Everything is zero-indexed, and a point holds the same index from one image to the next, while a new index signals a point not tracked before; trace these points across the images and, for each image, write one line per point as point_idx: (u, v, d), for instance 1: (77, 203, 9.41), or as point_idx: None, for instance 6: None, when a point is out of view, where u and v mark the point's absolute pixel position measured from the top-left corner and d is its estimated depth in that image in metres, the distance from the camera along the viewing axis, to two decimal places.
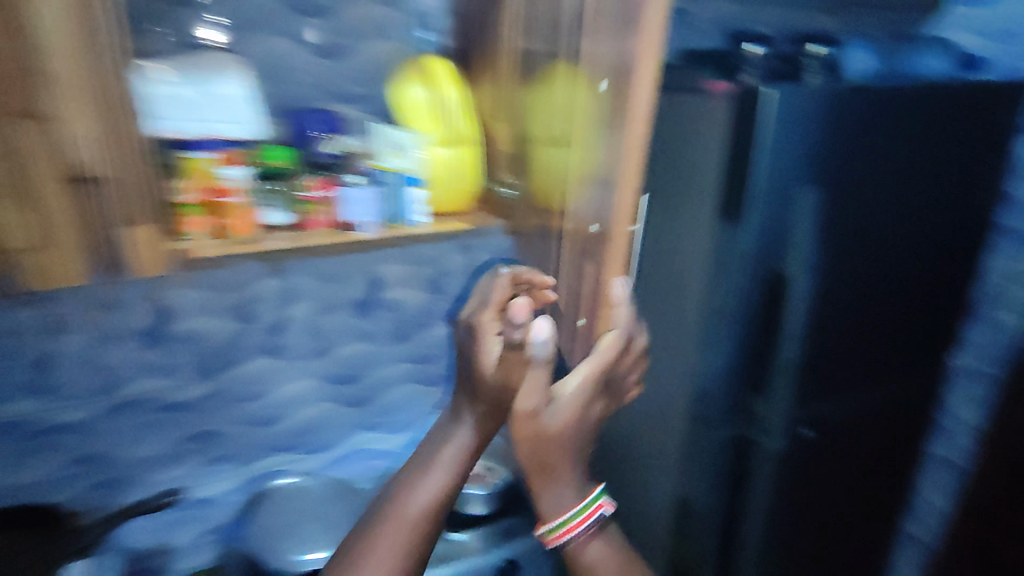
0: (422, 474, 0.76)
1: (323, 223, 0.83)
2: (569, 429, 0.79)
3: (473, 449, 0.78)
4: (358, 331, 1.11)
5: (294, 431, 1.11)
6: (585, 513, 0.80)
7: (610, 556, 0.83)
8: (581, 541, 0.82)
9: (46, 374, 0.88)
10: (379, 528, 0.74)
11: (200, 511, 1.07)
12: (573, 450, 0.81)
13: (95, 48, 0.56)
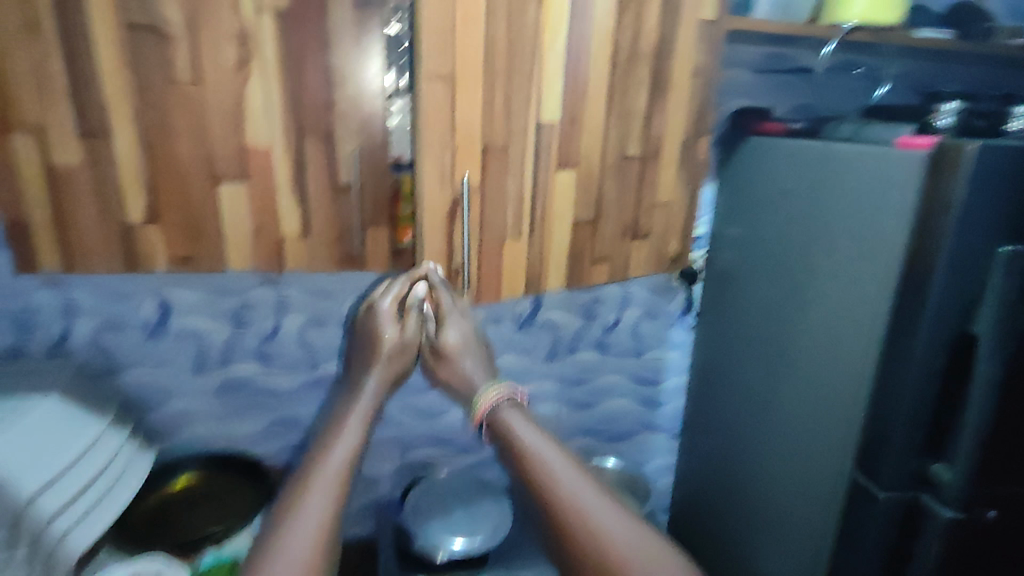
0: (337, 440, 0.87)
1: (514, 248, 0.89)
2: (466, 354, 0.99)
3: (365, 414, 0.92)
4: (516, 345, 1.18)
5: (447, 428, 1.22)
6: (493, 394, 0.95)
7: (528, 419, 0.92)
8: (503, 412, 0.94)
9: (271, 344, 1.07)
10: (306, 486, 0.79)
11: (364, 487, 1.21)
12: (477, 357, 1.01)
13: (365, 89, 0.74)
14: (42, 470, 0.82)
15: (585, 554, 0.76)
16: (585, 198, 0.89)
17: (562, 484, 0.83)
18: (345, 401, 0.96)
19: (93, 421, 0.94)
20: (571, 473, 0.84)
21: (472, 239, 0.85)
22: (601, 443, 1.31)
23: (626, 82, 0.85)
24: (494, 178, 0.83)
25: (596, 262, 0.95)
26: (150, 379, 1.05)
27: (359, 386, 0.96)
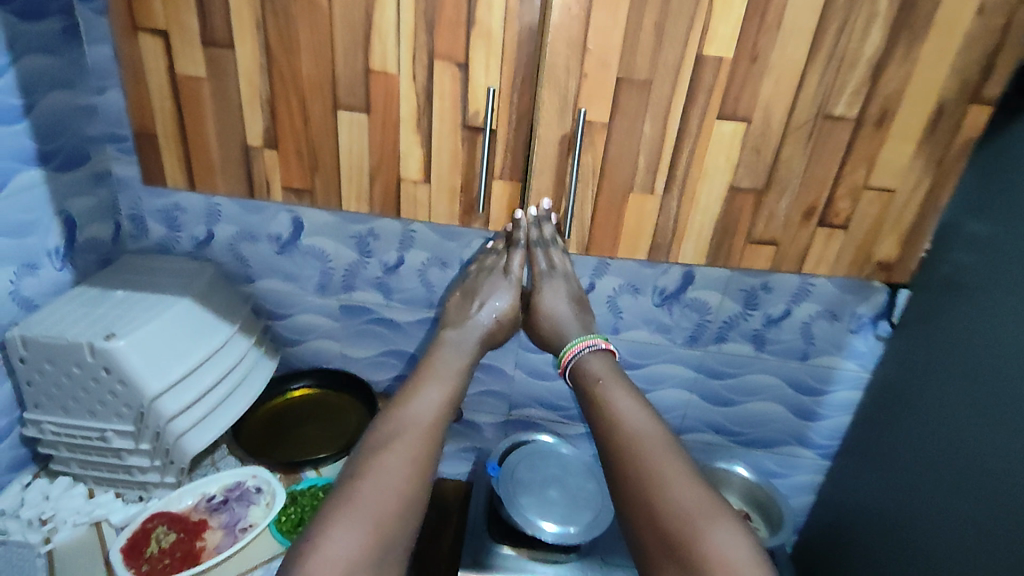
0: (427, 386, 0.76)
1: (662, 215, 0.73)
2: (569, 315, 0.87)
3: (461, 360, 0.83)
4: (653, 322, 1.02)
5: (561, 394, 1.12)
6: (582, 341, 0.83)
7: (614, 370, 0.79)
8: (587, 359, 0.81)
9: (392, 275, 1.02)
10: (396, 435, 0.69)
11: (469, 431, 1.18)
12: (582, 320, 0.87)
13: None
14: (168, 371, 0.86)
15: (655, 516, 0.64)
16: (757, 167, 0.70)
17: (639, 439, 0.70)
18: (439, 341, 0.86)
19: (221, 327, 0.96)
20: (652, 430, 0.71)
21: (589, 187, 0.70)
22: (732, 444, 1.14)
23: (858, 13, 0.61)
24: (632, 123, 0.66)
25: (760, 244, 0.75)
26: (279, 290, 1.05)
27: (463, 330, 0.86)
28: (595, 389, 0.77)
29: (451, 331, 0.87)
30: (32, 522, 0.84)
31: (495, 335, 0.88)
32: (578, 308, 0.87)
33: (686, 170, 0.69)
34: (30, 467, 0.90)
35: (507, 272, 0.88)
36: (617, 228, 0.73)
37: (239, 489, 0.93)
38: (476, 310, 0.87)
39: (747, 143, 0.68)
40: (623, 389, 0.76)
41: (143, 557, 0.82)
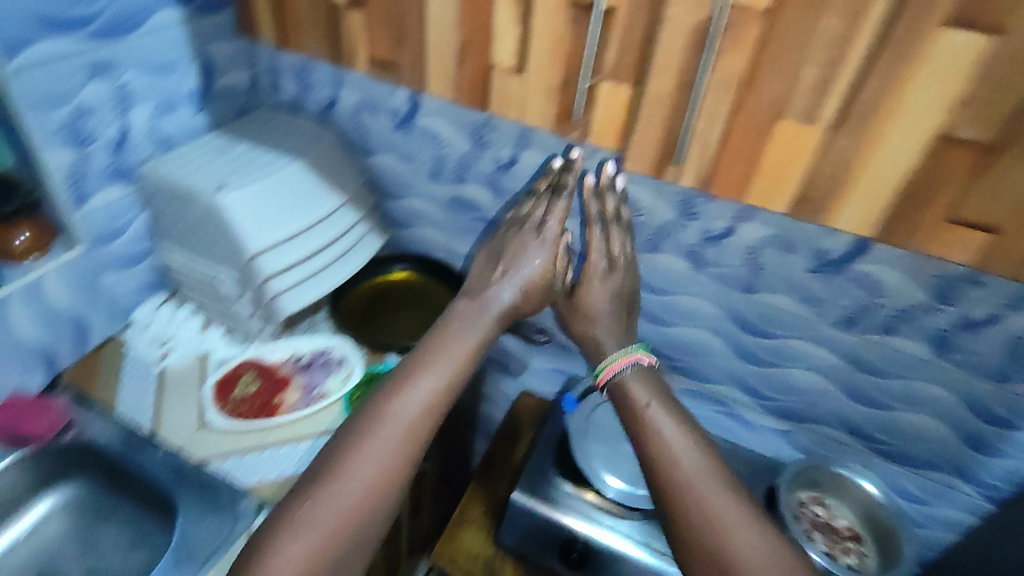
0: (429, 367, 0.69)
1: (810, 150, 0.63)
2: (605, 313, 0.83)
3: (472, 342, 0.74)
4: (797, 288, 0.82)
5: (672, 342, 0.97)
6: (625, 356, 0.77)
7: (661, 393, 0.72)
8: (629, 377, 0.74)
9: (503, 175, 0.92)
10: (378, 422, 0.63)
11: (562, 355, 1.10)
12: (618, 326, 0.82)
13: None
14: (271, 229, 0.88)
15: (708, 556, 0.60)
16: (990, 107, 0.54)
17: (683, 470, 0.64)
18: (460, 313, 0.78)
19: (328, 197, 0.94)
20: (697, 464, 0.65)
21: (727, 97, 0.63)
22: (864, 451, 0.94)
23: None
24: (800, 19, 0.56)
25: (963, 220, 0.61)
26: (393, 170, 1.01)
27: (485, 306, 0.79)
28: (641, 414, 0.70)
29: (472, 303, 0.79)
30: (154, 343, 0.96)
31: (514, 314, 0.81)
32: (621, 304, 0.83)
33: (855, 87, 0.58)
34: (162, 292, 1.02)
35: (546, 229, 0.83)
36: (750, 159, 0.66)
37: (324, 357, 0.96)
38: (508, 277, 0.81)
39: (984, 64, 0.52)
40: (666, 414, 0.69)
41: (231, 397, 0.89)
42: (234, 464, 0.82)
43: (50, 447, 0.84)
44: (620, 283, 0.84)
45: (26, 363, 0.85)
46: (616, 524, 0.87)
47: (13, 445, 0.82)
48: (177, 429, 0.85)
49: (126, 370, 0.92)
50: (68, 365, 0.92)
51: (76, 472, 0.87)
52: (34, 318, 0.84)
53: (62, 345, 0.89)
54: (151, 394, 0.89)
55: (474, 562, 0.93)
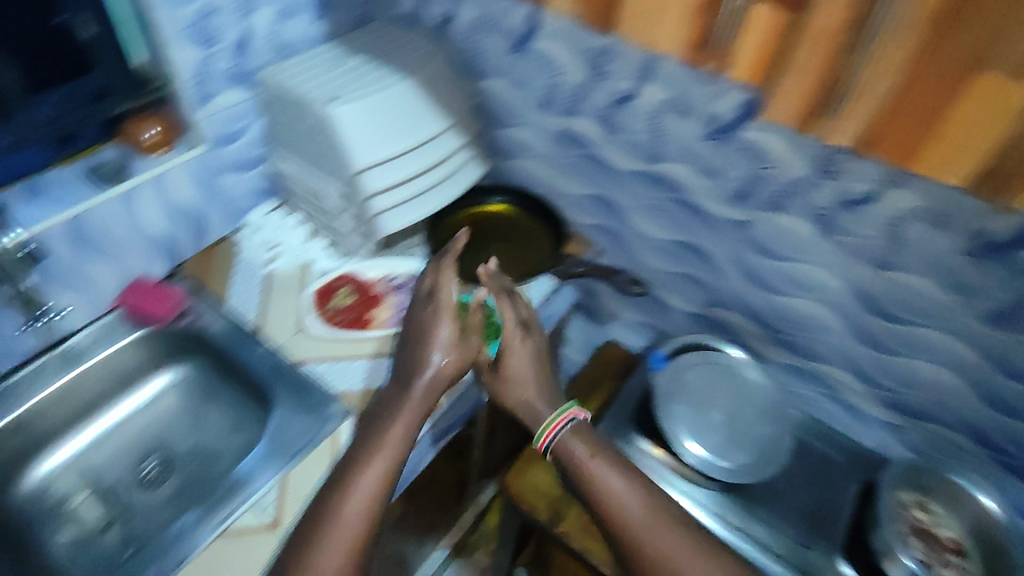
0: (368, 462, 0.69)
1: (969, 116, 0.57)
2: (529, 377, 0.78)
3: (408, 419, 0.72)
4: (944, 272, 0.71)
5: (779, 312, 0.90)
6: (558, 417, 0.75)
7: (598, 447, 0.74)
8: (567, 436, 0.74)
9: (620, 109, 0.87)
10: (326, 530, 0.64)
11: (655, 309, 1.05)
12: (541, 386, 0.78)
13: None
14: (377, 146, 0.87)
15: None
16: None
17: (631, 522, 0.69)
18: (391, 401, 0.74)
19: (435, 119, 0.92)
20: (642, 513, 0.70)
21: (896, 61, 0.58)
22: (989, 463, 0.83)
23: None
24: None
25: None
26: (502, 97, 0.98)
27: (410, 385, 0.74)
28: (585, 473, 0.72)
29: (396, 390, 0.75)
30: (264, 246, 1.00)
31: (438, 384, 0.74)
32: (541, 363, 0.79)
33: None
34: (272, 199, 1.06)
35: (442, 299, 0.79)
36: (916, 133, 0.62)
37: (417, 280, 0.96)
38: (426, 351, 0.75)
39: None
40: (606, 465, 0.72)
41: (329, 307, 0.92)
42: (326, 371, 0.86)
43: (168, 330, 0.91)
44: (535, 345, 0.80)
45: (153, 249, 0.92)
46: (689, 490, 0.85)
47: (140, 323, 0.91)
48: (278, 330, 0.90)
49: (239, 269, 0.98)
50: (188, 257, 0.98)
51: (188, 357, 0.94)
52: (161, 209, 0.90)
53: (183, 238, 0.96)
54: (258, 294, 0.94)
55: (540, 499, 0.94)
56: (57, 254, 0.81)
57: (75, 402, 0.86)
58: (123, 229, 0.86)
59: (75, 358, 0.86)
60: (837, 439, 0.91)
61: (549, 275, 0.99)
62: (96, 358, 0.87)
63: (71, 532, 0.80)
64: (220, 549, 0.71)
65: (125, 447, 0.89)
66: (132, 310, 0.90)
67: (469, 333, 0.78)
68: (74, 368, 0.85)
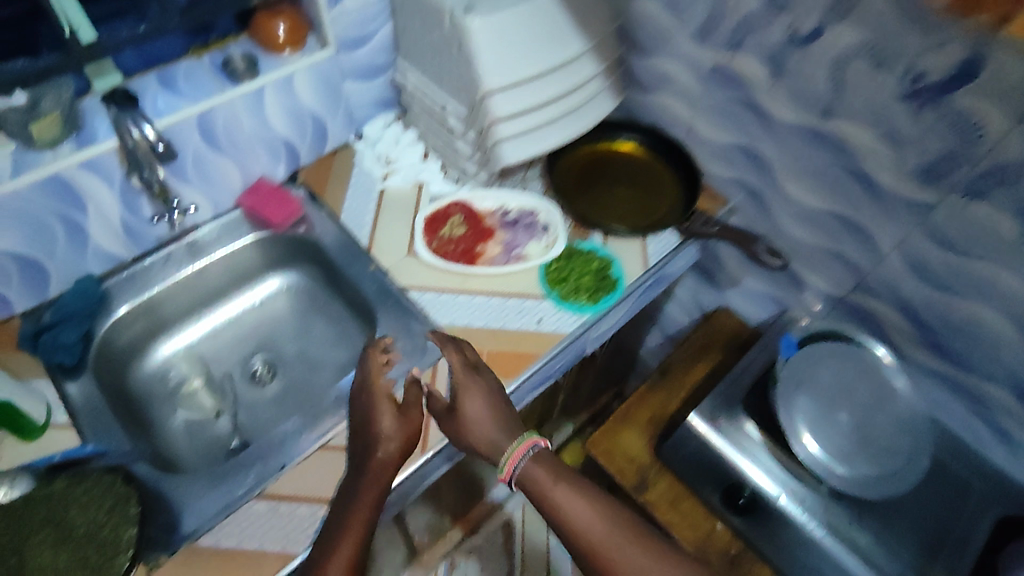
0: (335, 544, 0.62)
1: None
2: (484, 412, 0.70)
3: (370, 493, 0.64)
4: None
5: (939, 312, 0.77)
6: (518, 445, 0.68)
7: (555, 471, 0.67)
8: (529, 464, 0.68)
9: (796, 49, 0.74)
10: None
11: (785, 285, 0.94)
12: (502, 415, 0.71)
13: None
14: (510, 65, 0.79)
15: None
16: None
17: (602, 542, 0.63)
18: (349, 486, 0.66)
19: (576, 39, 0.82)
20: (609, 533, 0.64)
21: None
22: None
23: None
24: None
25: None
26: (654, 19, 0.86)
27: (366, 462, 0.66)
28: (545, 500, 0.66)
29: (350, 475, 0.66)
30: (379, 160, 0.97)
31: (388, 463, 0.66)
32: (491, 393, 0.72)
33: None
34: (391, 111, 1.02)
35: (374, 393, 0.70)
36: None
37: (531, 219, 0.90)
38: (369, 442, 0.67)
39: None
40: (571, 487, 0.66)
41: (439, 235, 0.88)
42: (432, 301, 0.83)
43: (285, 235, 0.92)
44: (478, 384, 0.73)
45: (273, 152, 0.91)
46: (763, 460, 0.82)
47: (258, 225, 0.91)
48: (388, 251, 0.88)
49: (354, 181, 0.96)
50: (307, 163, 0.97)
51: (300, 264, 0.95)
52: (283, 111, 0.88)
53: (302, 144, 0.94)
54: (371, 210, 0.92)
55: (627, 463, 0.91)
56: (185, 148, 0.81)
57: (197, 290, 0.90)
58: (247, 129, 0.85)
59: (200, 250, 0.88)
60: (977, 462, 0.83)
61: (672, 232, 0.90)
62: (218, 253, 0.89)
63: (186, 415, 0.85)
64: (321, 461, 0.71)
65: (236, 343, 0.92)
66: (252, 210, 0.91)
67: (410, 409, 0.70)
68: (198, 260, 0.88)
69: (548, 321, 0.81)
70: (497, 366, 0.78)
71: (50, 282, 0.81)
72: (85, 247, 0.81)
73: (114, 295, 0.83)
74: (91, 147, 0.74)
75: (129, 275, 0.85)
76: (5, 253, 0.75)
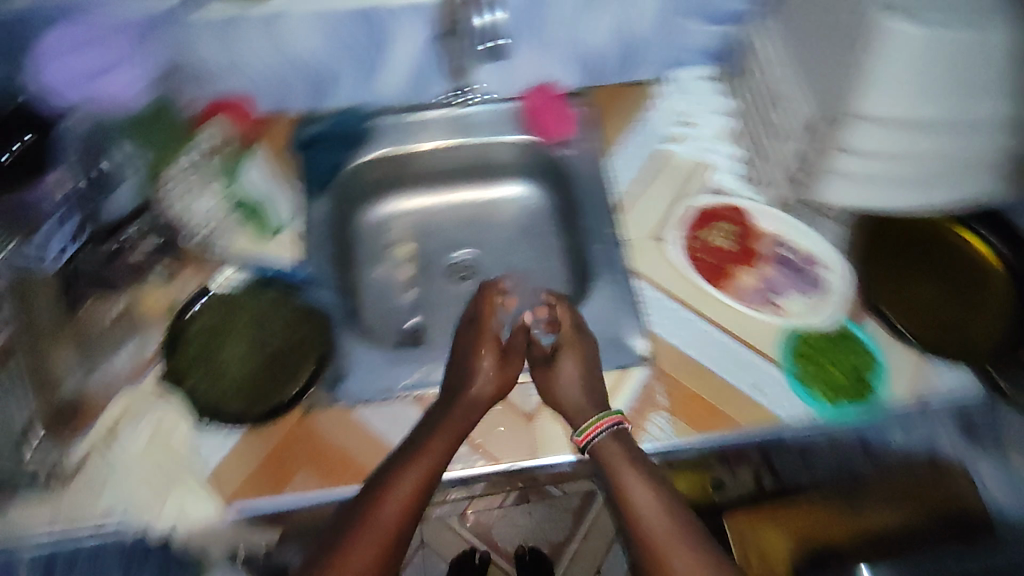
0: (412, 458, 0.61)
1: None
2: (580, 374, 0.67)
3: (456, 428, 0.63)
4: None
5: None
6: (597, 420, 0.63)
7: (636, 458, 0.62)
8: (606, 439, 0.63)
9: None
10: (371, 504, 0.58)
11: None
12: (593, 386, 0.66)
13: None
14: (911, 97, 0.63)
15: None
16: None
17: (660, 539, 0.59)
18: (433, 416, 0.65)
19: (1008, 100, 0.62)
20: (669, 527, 0.59)
21: None
22: None
23: None
24: None
25: None
26: None
27: (454, 405, 0.64)
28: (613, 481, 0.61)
29: (438, 408, 0.65)
30: (676, 117, 0.86)
31: (480, 402, 0.65)
32: (592, 360, 0.68)
33: None
34: (718, 66, 0.88)
35: (482, 328, 0.70)
36: None
37: (812, 270, 0.75)
38: (465, 378, 0.66)
39: None
40: (639, 476, 0.61)
41: (699, 235, 0.78)
42: (656, 301, 0.74)
43: (544, 150, 0.86)
44: (578, 348, 0.69)
45: (578, 61, 0.85)
46: None
47: (529, 130, 0.86)
48: (637, 223, 0.79)
49: (638, 128, 0.86)
50: (606, 84, 0.89)
51: (544, 180, 0.90)
52: (611, 26, 0.82)
53: (607, 61, 0.86)
54: (640, 169, 0.83)
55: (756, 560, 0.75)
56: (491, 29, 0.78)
57: (441, 163, 0.88)
58: (569, 27, 0.81)
59: (465, 127, 0.85)
60: None
61: (973, 375, 0.69)
62: (482, 138, 0.86)
63: (382, 271, 0.87)
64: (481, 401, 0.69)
65: (450, 226, 0.91)
66: (531, 112, 0.86)
67: (510, 356, 0.69)
68: (457, 137, 0.85)
69: (773, 395, 0.68)
70: (690, 409, 0.67)
71: (333, 96, 0.84)
72: (373, 80, 0.83)
73: (375, 133, 0.84)
74: None
75: (398, 122, 0.85)
76: (311, 58, 0.79)
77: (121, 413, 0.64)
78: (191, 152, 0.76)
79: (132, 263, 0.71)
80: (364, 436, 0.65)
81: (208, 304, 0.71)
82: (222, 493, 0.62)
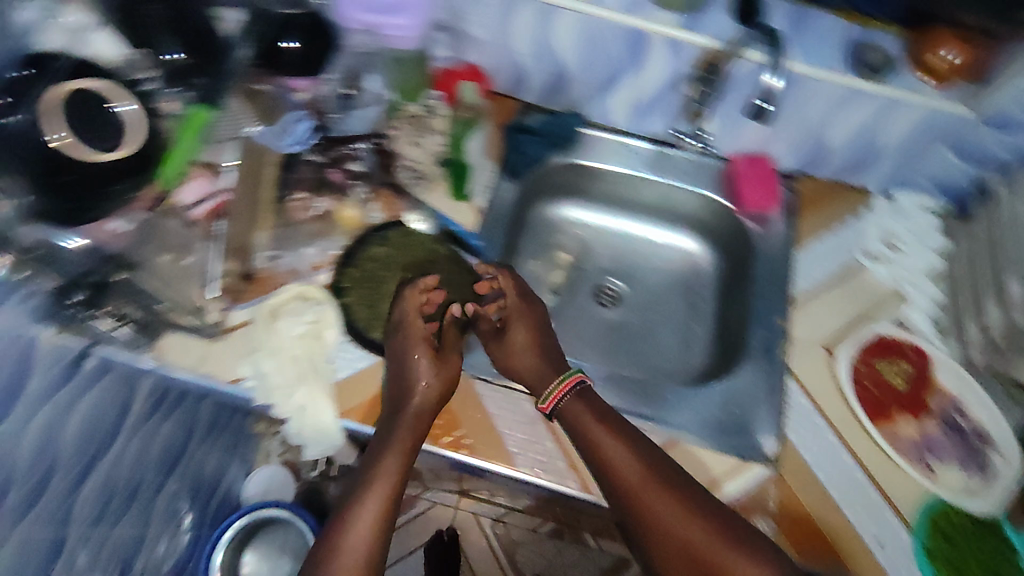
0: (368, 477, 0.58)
1: None
2: (531, 341, 0.72)
3: (410, 434, 0.61)
4: None
5: None
6: (562, 383, 0.66)
7: (604, 411, 0.64)
8: (572, 400, 0.65)
9: None
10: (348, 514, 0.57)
11: None
12: (545, 349, 0.72)
13: None
14: None
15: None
16: None
17: (652, 504, 0.57)
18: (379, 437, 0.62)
19: None
20: (651, 480, 0.58)
21: None
22: None
23: None
24: None
25: None
26: None
27: (400, 417, 0.62)
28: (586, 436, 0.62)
29: (385, 421, 0.62)
30: (884, 236, 0.82)
31: (427, 409, 0.63)
32: (539, 328, 0.74)
33: None
34: (944, 203, 0.84)
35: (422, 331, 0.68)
36: None
37: (979, 444, 0.69)
38: (404, 387, 0.63)
39: None
40: (613, 435, 0.61)
41: (871, 361, 0.73)
42: (799, 407, 0.71)
43: (737, 218, 0.85)
44: (525, 313, 0.74)
45: (806, 148, 0.84)
46: None
47: (728, 194, 0.85)
48: (807, 324, 0.76)
49: (842, 232, 0.83)
50: (820, 178, 0.87)
51: (725, 245, 0.88)
52: (857, 129, 0.79)
53: (835, 157, 0.83)
54: (830, 274, 0.79)
55: None
56: (738, 82, 0.78)
57: (631, 190, 0.90)
58: (816, 116, 0.79)
59: (665, 166, 0.86)
60: None
61: None
62: (676, 183, 0.86)
63: (537, 267, 0.90)
64: None
65: (613, 250, 0.92)
66: (736, 177, 0.85)
67: (445, 353, 0.68)
68: (657, 172, 0.86)
69: (891, 552, 0.63)
70: (800, 530, 0.63)
71: (562, 99, 0.88)
72: (606, 97, 0.85)
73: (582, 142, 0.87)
74: (695, 33, 0.74)
75: (609, 140, 0.88)
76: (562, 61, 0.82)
77: (291, 297, 0.70)
78: (427, 101, 0.83)
79: (343, 175, 0.78)
80: (477, 410, 0.67)
81: (387, 236, 0.77)
82: (340, 404, 0.66)
